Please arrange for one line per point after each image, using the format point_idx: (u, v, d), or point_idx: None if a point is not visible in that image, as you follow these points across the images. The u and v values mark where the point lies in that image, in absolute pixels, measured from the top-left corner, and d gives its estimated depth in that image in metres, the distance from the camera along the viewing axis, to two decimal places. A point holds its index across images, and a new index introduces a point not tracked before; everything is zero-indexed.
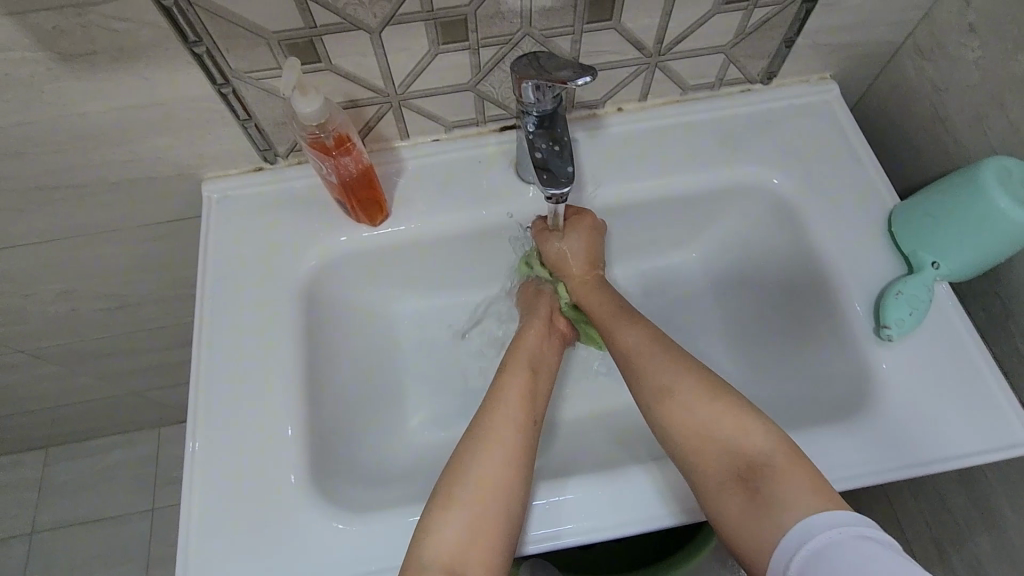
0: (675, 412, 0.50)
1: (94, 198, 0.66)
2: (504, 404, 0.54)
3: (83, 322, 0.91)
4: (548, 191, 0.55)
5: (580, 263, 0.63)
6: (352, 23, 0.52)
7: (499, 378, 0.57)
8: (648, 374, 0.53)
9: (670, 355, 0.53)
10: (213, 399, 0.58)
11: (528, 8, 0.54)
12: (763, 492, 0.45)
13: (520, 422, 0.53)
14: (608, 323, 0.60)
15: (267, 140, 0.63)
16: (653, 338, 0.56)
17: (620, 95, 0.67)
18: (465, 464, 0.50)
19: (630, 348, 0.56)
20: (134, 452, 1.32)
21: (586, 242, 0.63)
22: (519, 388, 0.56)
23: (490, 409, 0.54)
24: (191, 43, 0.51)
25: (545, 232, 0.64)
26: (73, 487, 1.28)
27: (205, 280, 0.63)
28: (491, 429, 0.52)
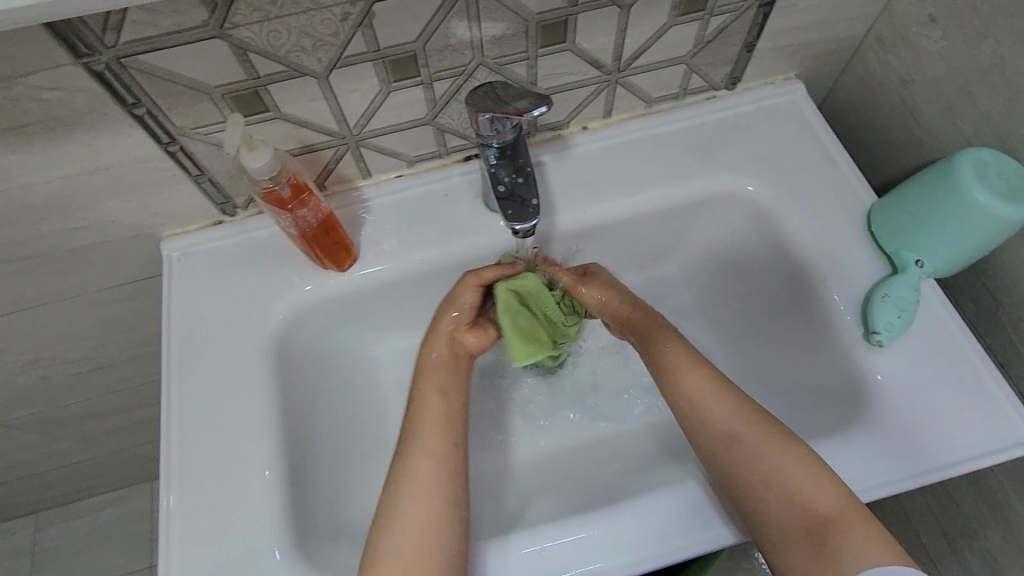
0: (740, 448, 0.49)
1: (49, 267, 0.63)
2: (422, 431, 0.52)
3: (56, 388, 0.88)
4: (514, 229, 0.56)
5: (617, 301, 0.60)
6: (297, 70, 0.50)
7: (415, 404, 0.54)
8: (704, 412, 0.51)
9: (732, 396, 0.51)
10: (186, 471, 0.55)
11: (478, 38, 0.52)
12: (830, 546, 0.43)
13: (441, 451, 0.50)
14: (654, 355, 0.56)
15: (224, 192, 0.61)
16: (717, 379, 0.53)
17: (584, 114, 0.66)
18: (395, 503, 0.48)
19: (685, 385, 0.53)
20: (126, 509, 1.28)
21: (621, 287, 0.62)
22: (435, 414, 0.52)
23: (409, 439, 0.51)
24: (130, 106, 0.49)
25: (573, 279, 0.61)
26: (65, 552, 1.24)
27: (171, 345, 0.60)
28: (413, 462, 0.50)
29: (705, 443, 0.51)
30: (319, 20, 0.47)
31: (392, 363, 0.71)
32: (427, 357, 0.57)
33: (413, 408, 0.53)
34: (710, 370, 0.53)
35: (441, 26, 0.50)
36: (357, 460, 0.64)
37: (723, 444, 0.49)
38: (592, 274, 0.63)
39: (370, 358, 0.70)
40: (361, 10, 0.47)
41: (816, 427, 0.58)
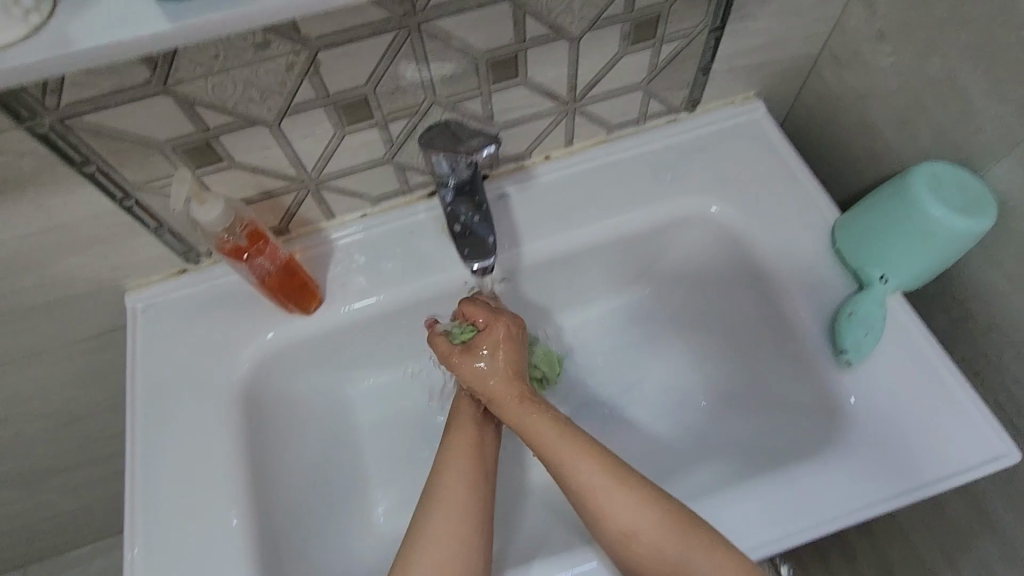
0: (641, 548, 0.46)
1: (11, 326, 0.62)
2: (455, 463, 0.52)
3: (30, 443, 0.86)
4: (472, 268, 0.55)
5: (498, 376, 0.54)
6: (248, 120, 0.50)
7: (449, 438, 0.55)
8: (596, 501, 0.48)
9: (629, 492, 0.47)
10: (152, 531, 0.53)
11: (428, 78, 0.52)
12: None
13: (470, 495, 0.50)
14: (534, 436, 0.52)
15: (185, 242, 0.61)
16: (606, 466, 0.49)
17: (545, 144, 0.66)
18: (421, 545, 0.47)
19: (578, 479, 0.49)
20: (115, 559, 1.26)
21: (502, 351, 0.55)
22: (467, 457, 0.52)
23: (438, 482, 0.51)
24: (79, 165, 0.48)
25: (452, 349, 0.55)
26: None
27: (136, 400, 0.59)
28: (437, 511, 0.49)
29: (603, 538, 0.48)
30: (264, 70, 0.47)
31: (367, 403, 0.70)
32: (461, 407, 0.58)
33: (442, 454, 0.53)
34: (593, 452, 0.49)
35: (390, 69, 0.50)
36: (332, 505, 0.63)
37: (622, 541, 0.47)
38: (473, 339, 0.55)
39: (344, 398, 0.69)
40: (306, 58, 0.47)
41: (796, 450, 0.57)
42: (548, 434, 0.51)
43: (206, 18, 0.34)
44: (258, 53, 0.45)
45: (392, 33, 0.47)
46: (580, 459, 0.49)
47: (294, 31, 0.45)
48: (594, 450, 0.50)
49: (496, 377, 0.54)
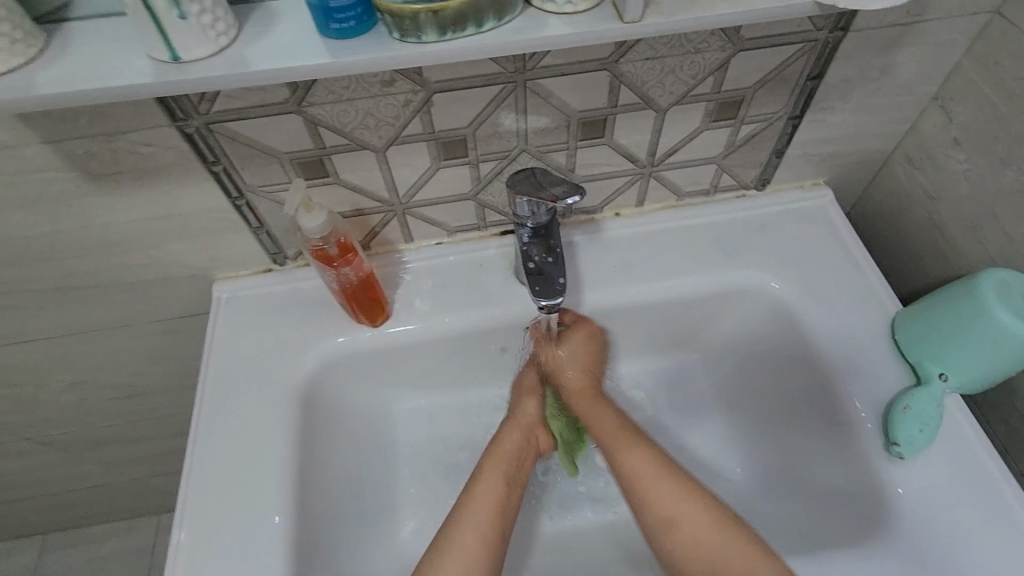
0: (679, 533, 0.51)
1: (110, 297, 0.69)
2: (471, 514, 0.54)
3: (92, 410, 0.92)
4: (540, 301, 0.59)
5: (576, 366, 0.66)
6: (360, 144, 0.56)
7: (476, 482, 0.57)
8: (625, 461, 0.57)
9: (673, 477, 0.54)
10: (202, 510, 0.56)
11: (524, 128, 0.57)
12: None
13: (492, 526, 0.54)
14: (601, 430, 0.61)
15: (277, 244, 0.66)
16: (649, 454, 0.56)
17: (617, 201, 0.69)
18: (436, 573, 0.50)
19: (627, 463, 0.57)
20: (132, 540, 1.30)
21: (583, 348, 0.66)
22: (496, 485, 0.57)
23: (461, 515, 0.54)
24: (209, 163, 0.55)
25: (546, 337, 0.67)
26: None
27: (206, 382, 0.63)
28: (460, 532, 0.53)
29: (645, 523, 0.54)
30: (384, 104, 0.52)
31: (411, 422, 0.73)
32: (498, 445, 0.62)
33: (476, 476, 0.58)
34: (642, 444, 0.58)
35: (491, 116, 0.55)
36: (364, 516, 0.65)
37: (662, 526, 0.53)
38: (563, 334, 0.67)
39: (390, 413, 0.72)
40: (422, 97, 0.52)
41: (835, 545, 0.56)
42: (607, 425, 0.61)
43: (362, 55, 0.39)
44: (383, 88, 0.51)
45: (500, 85, 0.53)
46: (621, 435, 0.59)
47: (418, 73, 0.50)
48: (644, 443, 0.58)
49: (576, 361, 0.66)
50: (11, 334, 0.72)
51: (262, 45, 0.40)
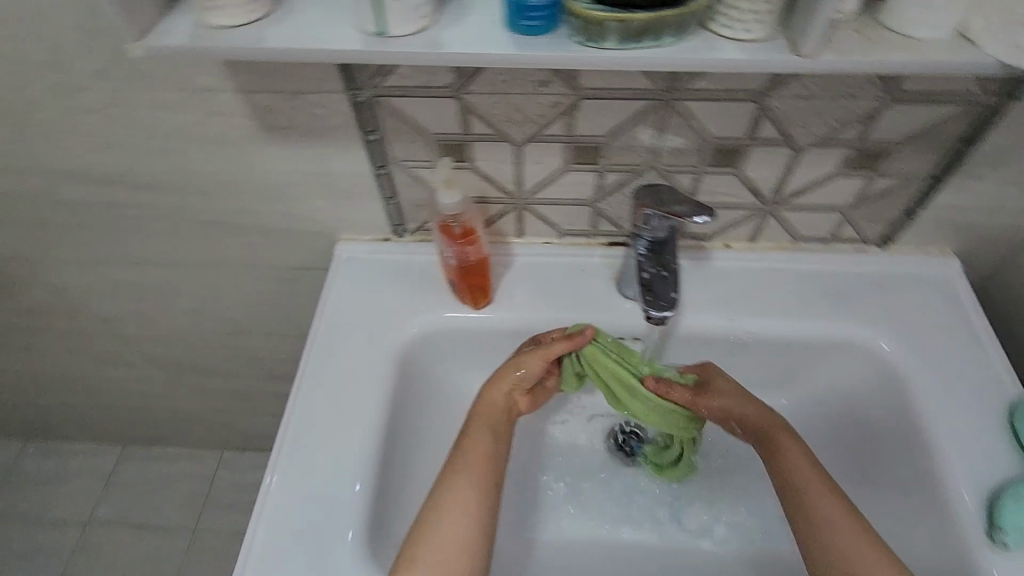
0: None
1: (246, 237, 0.76)
2: (462, 475, 0.56)
3: (199, 338, 1.02)
4: (651, 310, 0.58)
5: (751, 406, 0.62)
6: (501, 136, 0.59)
7: (463, 444, 0.59)
8: (814, 510, 0.55)
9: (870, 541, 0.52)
10: (296, 444, 0.61)
11: (658, 145, 0.59)
12: None
13: (482, 484, 0.56)
14: (784, 468, 0.58)
15: (401, 217, 0.71)
16: (845, 508, 0.55)
17: (729, 233, 0.70)
18: (433, 527, 0.53)
19: (819, 513, 0.55)
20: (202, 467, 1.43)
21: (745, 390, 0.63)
22: (479, 447, 0.59)
23: (453, 474, 0.57)
24: (366, 132, 0.60)
25: (691, 391, 0.62)
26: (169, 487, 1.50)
27: (318, 331, 0.69)
28: (450, 490, 0.55)
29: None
30: (534, 102, 0.56)
31: None
32: (481, 406, 0.62)
33: (465, 435, 0.60)
34: (836, 497, 0.55)
35: (631, 129, 0.58)
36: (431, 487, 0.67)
37: None
38: (706, 381, 0.64)
39: (468, 395, 0.75)
40: (571, 102, 0.55)
41: None
42: (793, 464, 0.58)
43: (545, 51, 0.41)
44: (537, 88, 0.55)
45: (646, 101, 0.55)
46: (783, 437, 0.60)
47: (572, 78, 0.54)
48: (839, 498, 0.55)
49: (749, 407, 0.62)
50: (156, 255, 0.82)
51: (453, 30, 0.43)
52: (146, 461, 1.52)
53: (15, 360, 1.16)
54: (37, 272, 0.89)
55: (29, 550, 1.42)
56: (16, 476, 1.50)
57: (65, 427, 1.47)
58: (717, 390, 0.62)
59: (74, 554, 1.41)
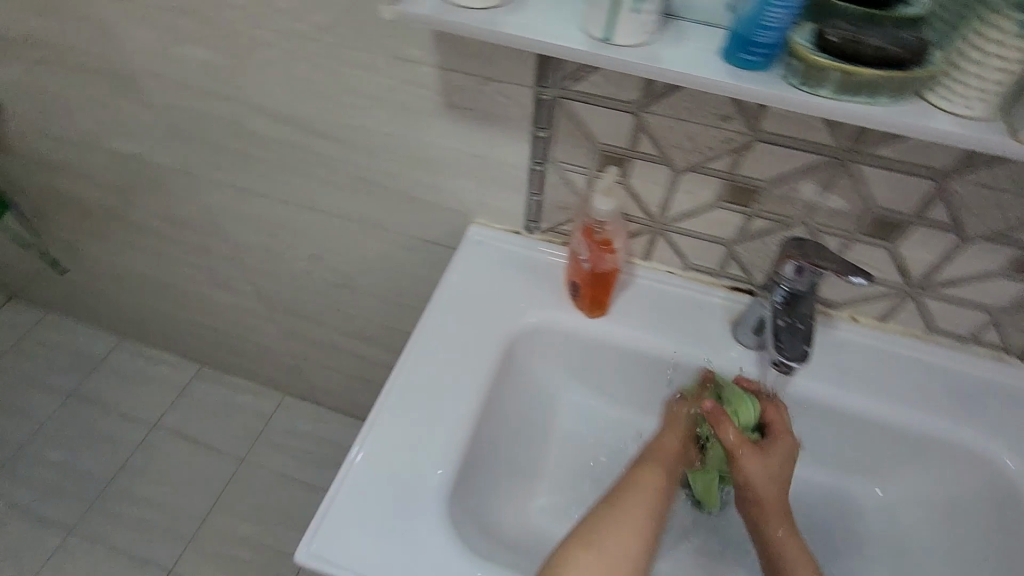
0: None
1: (390, 201, 0.82)
2: (637, 496, 0.55)
3: (309, 284, 1.09)
4: (780, 357, 0.58)
5: (779, 487, 0.59)
6: (664, 159, 0.62)
7: (645, 465, 0.59)
8: None
9: None
10: (401, 394, 0.65)
11: (817, 202, 0.60)
12: None
13: (651, 512, 0.55)
14: (774, 551, 0.56)
15: (539, 215, 0.75)
16: None
17: (860, 306, 0.69)
18: (606, 534, 0.52)
19: None
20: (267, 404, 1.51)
21: (786, 468, 0.60)
22: (660, 472, 0.58)
23: (630, 490, 0.56)
24: (538, 127, 0.64)
25: (743, 442, 0.59)
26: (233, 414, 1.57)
27: (439, 301, 0.73)
28: (629, 506, 0.54)
29: None
30: (708, 134, 0.58)
31: (571, 414, 0.76)
32: (665, 439, 0.62)
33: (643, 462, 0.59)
34: None
35: (795, 180, 0.59)
36: (509, 472, 0.68)
37: None
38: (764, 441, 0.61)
39: (558, 398, 0.76)
40: (745, 141, 0.57)
41: None
42: (783, 549, 0.56)
43: (762, 86, 0.43)
44: (717, 121, 0.57)
45: (821, 156, 0.56)
46: (782, 520, 0.57)
47: (755, 119, 0.55)
48: None
49: (775, 481, 0.58)
50: (305, 199, 0.89)
51: (674, 53, 0.46)
52: (220, 385, 1.63)
53: (145, 264, 1.28)
54: (196, 190, 0.99)
55: (101, 436, 1.54)
56: (111, 368, 1.66)
57: (161, 335, 1.60)
58: (744, 447, 0.59)
59: (137, 452, 1.52)
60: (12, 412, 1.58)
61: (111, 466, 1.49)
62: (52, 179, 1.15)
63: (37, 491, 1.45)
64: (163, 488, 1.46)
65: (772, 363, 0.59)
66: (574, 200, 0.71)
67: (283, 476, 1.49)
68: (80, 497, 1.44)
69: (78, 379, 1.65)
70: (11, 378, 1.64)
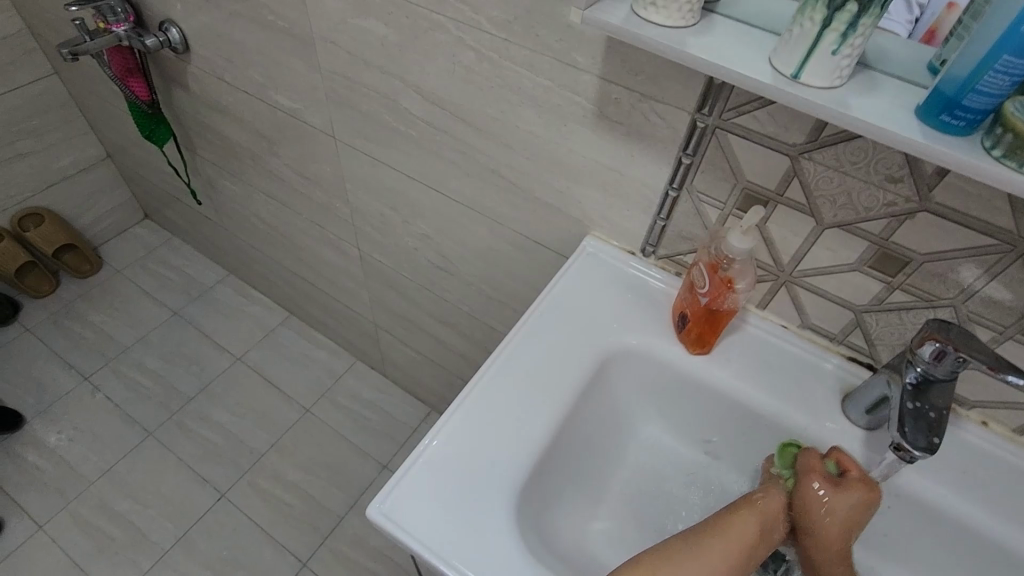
0: None
1: (513, 198, 0.84)
2: (719, 542, 0.53)
3: (412, 260, 1.14)
4: (902, 443, 0.54)
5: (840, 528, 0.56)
6: (811, 210, 0.59)
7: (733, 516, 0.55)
8: None
9: None
10: (490, 383, 0.66)
11: (975, 289, 0.55)
12: None
13: (731, 560, 0.52)
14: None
15: (659, 239, 0.74)
16: None
17: (994, 411, 0.64)
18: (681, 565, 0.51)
19: None
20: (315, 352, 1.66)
21: (854, 517, 0.56)
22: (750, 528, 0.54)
23: (719, 528, 0.54)
24: (684, 153, 0.63)
25: (816, 472, 0.58)
26: (310, 369, 1.67)
27: (542, 301, 0.74)
28: (711, 548, 0.52)
29: None
30: (869, 193, 0.55)
31: (647, 445, 0.75)
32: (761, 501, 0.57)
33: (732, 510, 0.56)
34: None
35: (956, 261, 0.55)
36: (577, 487, 0.68)
37: None
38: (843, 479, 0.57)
39: (637, 426, 0.75)
40: (910, 208, 0.54)
41: None
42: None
43: (956, 152, 0.41)
44: (883, 182, 0.54)
45: (995, 242, 0.51)
46: (838, 558, 0.57)
47: (928, 187, 0.52)
48: None
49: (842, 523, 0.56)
50: (432, 180, 0.93)
51: (863, 101, 0.45)
52: (304, 338, 1.73)
53: (269, 210, 1.39)
54: (335, 153, 1.06)
55: (192, 357, 1.68)
56: (214, 299, 1.81)
57: (264, 278, 1.72)
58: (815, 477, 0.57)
59: (219, 378, 1.64)
60: (126, 317, 1.75)
61: (195, 385, 1.62)
62: (213, 119, 1.27)
63: (130, 391, 1.60)
64: (234, 417, 1.57)
65: (890, 446, 0.55)
66: (702, 232, 0.70)
67: (340, 435, 1.55)
68: (164, 406, 1.58)
69: (185, 301, 1.80)
70: (131, 287, 1.82)
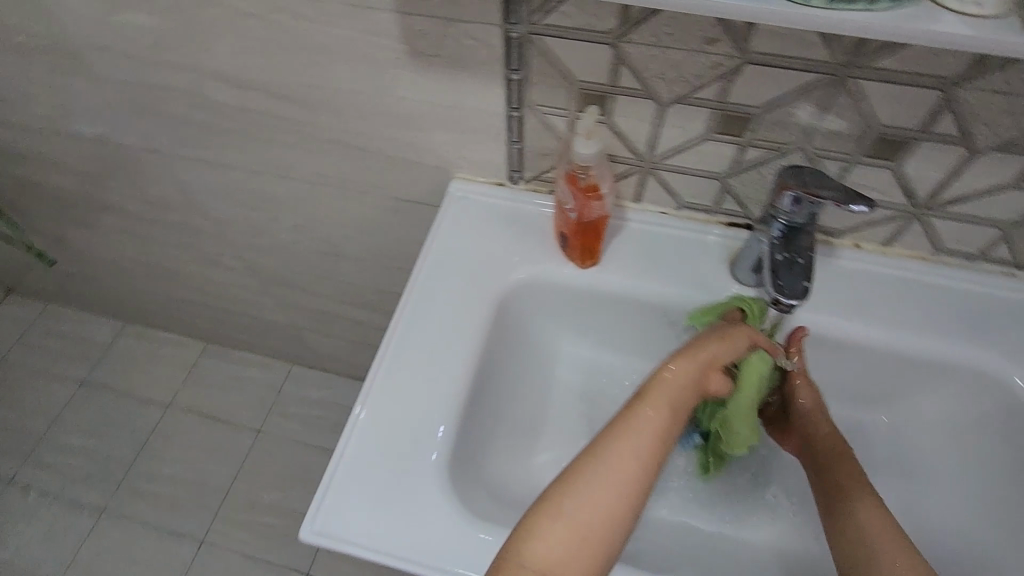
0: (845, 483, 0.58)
1: (366, 162, 0.78)
2: (626, 441, 0.50)
3: (297, 253, 1.07)
4: (779, 296, 0.56)
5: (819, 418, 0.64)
6: (648, 93, 0.58)
7: (639, 406, 0.52)
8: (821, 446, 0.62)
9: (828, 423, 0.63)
10: (395, 361, 0.63)
11: (814, 126, 0.56)
12: None
13: (642, 456, 0.49)
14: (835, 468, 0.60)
15: (521, 162, 0.71)
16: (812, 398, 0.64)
17: (863, 232, 0.67)
18: (586, 480, 0.48)
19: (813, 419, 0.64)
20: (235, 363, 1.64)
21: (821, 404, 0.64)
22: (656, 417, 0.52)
23: (622, 426, 0.51)
24: (510, 70, 0.59)
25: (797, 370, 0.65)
26: (245, 390, 1.60)
27: (425, 259, 0.71)
28: (614, 452, 0.49)
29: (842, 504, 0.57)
30: (693, 61, 0.54)
31: (573, 364, 0.76)
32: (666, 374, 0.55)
33: (651, 382, 0.54)
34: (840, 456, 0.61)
35: (788, 104, 0.55)
36: (513, 428, 0.68)
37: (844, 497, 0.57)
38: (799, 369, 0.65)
39: (556, 347, 0.75)
40: (735, 65, 0.53)
41: None
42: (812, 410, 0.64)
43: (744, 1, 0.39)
44: (703, 45, 0.53)
45: (817, 76, 0.52)
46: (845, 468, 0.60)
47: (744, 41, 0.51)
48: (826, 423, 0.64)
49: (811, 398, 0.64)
50: (277, 167, 0.85)
51: None
52: (228, 361, 1.64)
53: (130, 247, 1.26)
54: (169, 168, 0.95)
55: (117, 420, 1.57)
56: (118, 354, 1.67)
57: (160, 316, 1.59)
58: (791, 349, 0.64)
59: (154, 431, 1.54)
60: (27, 404, 1.60)
61: (132, 447, 1.52)
62: (20, 168, 1.11)
63: (63, 477, 1.48)
64: (184, 464, 1.49)
65: (772, 301, 0.57)
66: (558, 145, 0.67)
67: (300, 443, 1.51)
68: (106, 479, 1.48)
69: (87, 367, 1.66)
70: (21, 370, 1.65)
